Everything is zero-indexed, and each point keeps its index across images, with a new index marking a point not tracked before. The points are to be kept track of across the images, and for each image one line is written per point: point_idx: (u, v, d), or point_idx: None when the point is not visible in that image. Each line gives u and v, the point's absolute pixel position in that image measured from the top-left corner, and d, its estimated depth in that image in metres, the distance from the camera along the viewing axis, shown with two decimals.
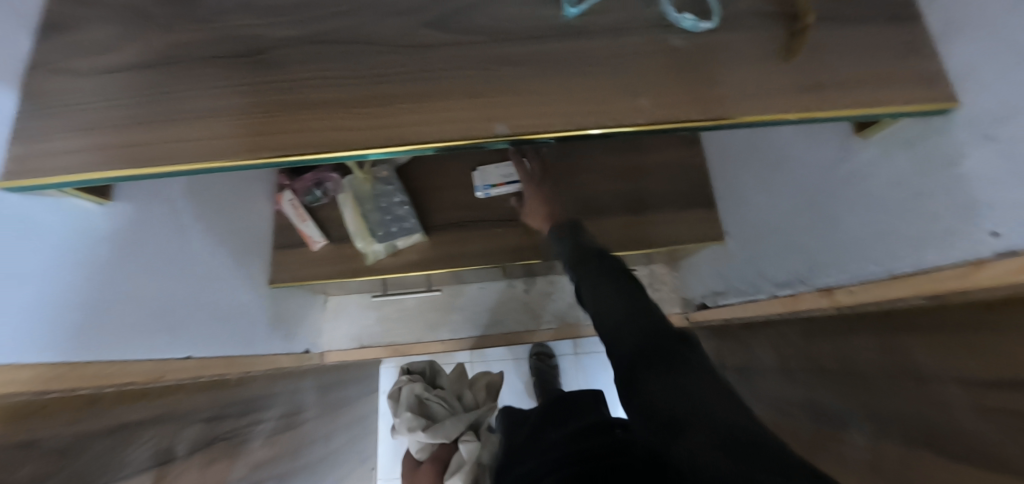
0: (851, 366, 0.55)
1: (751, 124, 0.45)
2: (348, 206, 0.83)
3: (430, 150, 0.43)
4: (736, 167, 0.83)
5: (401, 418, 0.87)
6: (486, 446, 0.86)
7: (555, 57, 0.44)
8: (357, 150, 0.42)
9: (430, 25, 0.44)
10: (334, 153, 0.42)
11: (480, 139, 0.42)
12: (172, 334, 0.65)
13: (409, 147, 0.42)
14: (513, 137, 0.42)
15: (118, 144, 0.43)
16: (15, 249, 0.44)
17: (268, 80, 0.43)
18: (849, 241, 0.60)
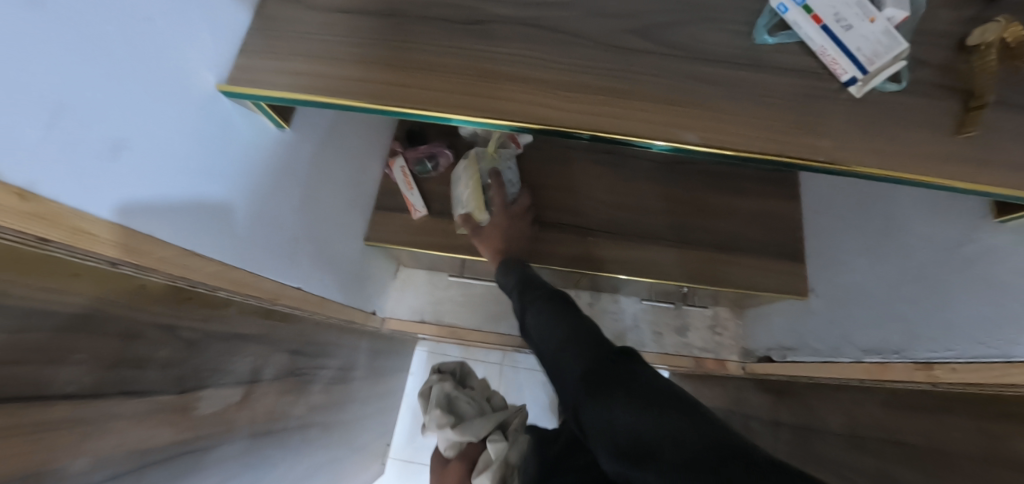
0: (936, 443, 0.52)
1: (922, 183, 0.47)
2: (461, 181, 0.87)
3: (619, 142, 0.47)
4: (844, 230, 0.84)
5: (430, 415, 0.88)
6: (514, 445, 0.78)
7: (746, 85, 0.47)
8: (556, 127, 0.45)
9: (639, 34, 0.48)
10: (534, 125, 0.46)
11: (668, 142, 0.46)
12: (291, 262, 0.69)
13: (604, 135, 0.45)
14: (700, 147, 0.46)
15: (336, 75, 0.47)
16: (216, 147, 0.48)
17: (484, 49, 0.47)
18: (957, 319, 0.60)
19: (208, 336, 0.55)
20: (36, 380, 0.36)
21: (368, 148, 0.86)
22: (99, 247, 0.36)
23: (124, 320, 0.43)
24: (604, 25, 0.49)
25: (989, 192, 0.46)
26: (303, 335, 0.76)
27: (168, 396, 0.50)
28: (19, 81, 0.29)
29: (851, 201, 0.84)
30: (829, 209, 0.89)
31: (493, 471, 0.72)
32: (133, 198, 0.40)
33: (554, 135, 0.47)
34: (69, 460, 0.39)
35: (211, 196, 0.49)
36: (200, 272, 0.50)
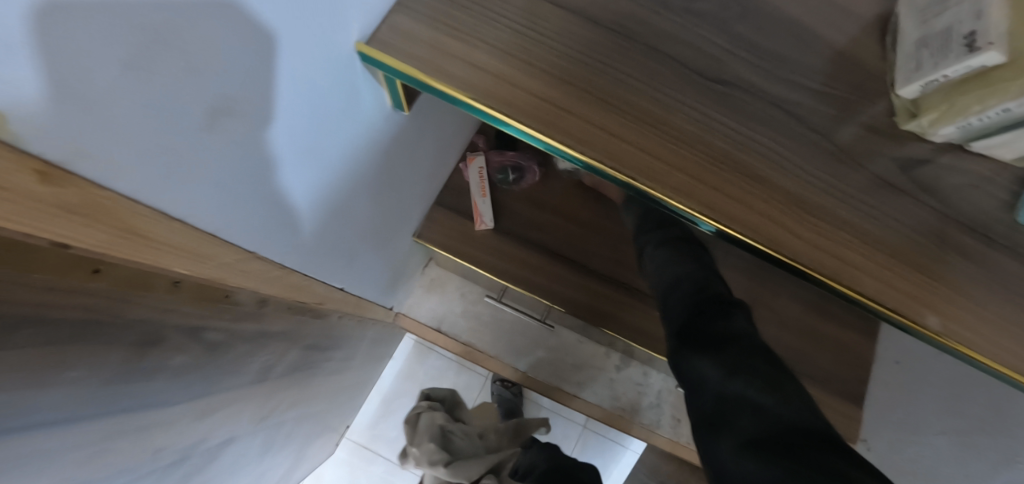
0: None
1: None
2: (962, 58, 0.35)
3: (831, 288, 0.39)
4: (922, 392, 0.75)
5: (423, 447, 0.84)
6: None
7: (987, 269, 0.39)
8: (773, 251, 0.38)
9: (884, 162, 0.40)
10: (751, 240, 0.37)
11: (896, 314, 0.39)
12: (347, 251, 0.59)
13: (819, 277, 0.38)
14: (934, 333, 0.39)
15: (524, 86, 0.36)
16: (326, 122, 0.37)
17: (712, 119, 0.38)
18: None
19: (234, 338, 0.43)
20: (33, 406, 0.24)
21: (457, 134, 0.73)
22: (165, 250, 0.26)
23: (154, 329, 0.32)
24: (855, 140, 0.40)
25: None
26: (323, 331, 0.64)
27: (170, 406, 0.39)
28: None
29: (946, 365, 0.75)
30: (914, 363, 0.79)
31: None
32: (208, 180, 0.28)
33: (764, 256, 0.39)
34: None
35: (298, 178, 0.38)
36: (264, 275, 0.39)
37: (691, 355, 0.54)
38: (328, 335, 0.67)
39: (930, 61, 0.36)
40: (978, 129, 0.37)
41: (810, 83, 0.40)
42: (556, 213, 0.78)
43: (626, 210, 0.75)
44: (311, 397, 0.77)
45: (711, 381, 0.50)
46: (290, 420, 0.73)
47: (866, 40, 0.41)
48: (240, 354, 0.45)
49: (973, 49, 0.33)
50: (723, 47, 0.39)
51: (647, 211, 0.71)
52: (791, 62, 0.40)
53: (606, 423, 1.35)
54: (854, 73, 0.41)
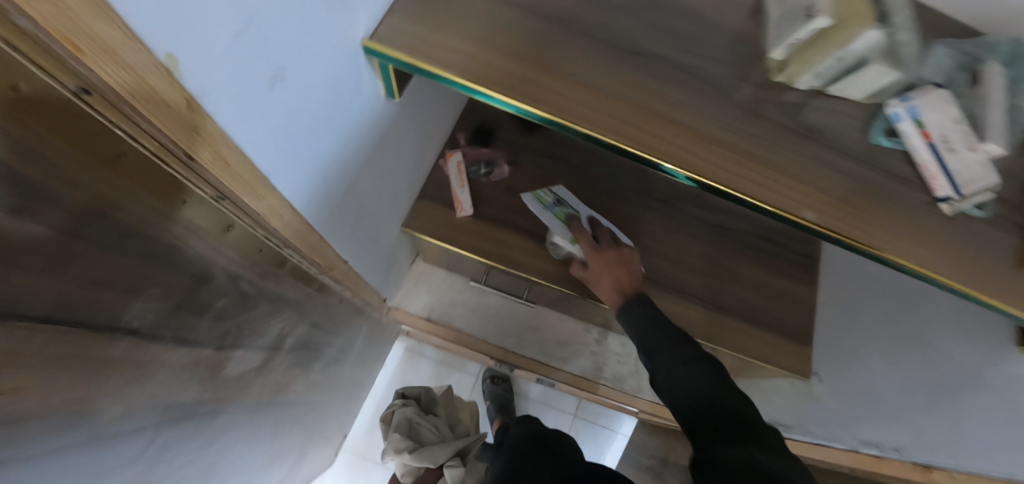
0: None
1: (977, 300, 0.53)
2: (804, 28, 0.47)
3: (743, 203, 0.51)
4: (862, 327, 0.90)
5: (391, 440, 0.99)
6: (471, 472, 0.97)
7: (854, 181, 0.52)
8: (693, 174, 0.49)
9: (768, 107, 0.53)
10: (675, 167, 0.49)
11: (791, 218, 0.50)
12: (351, 232, 0.67)
13: (730, 192, 0.49)
14: (819, 228, 0.51)
15: (492, 63, 0.47)
16: (341, 103, 0.47)
17: (635, 81, 0.50)
18: None
19: (262, 293, 0.50)
20: (105, 308, 0.31)
21: (436, 131, 0.83)
22: (227, 176, 0.36)
23: (211, 265, 0.40)
24: (745, 92, 0.52)
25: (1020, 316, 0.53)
26: (326, 309, 0.71)
27: (210, 351, 0.46)
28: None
29: (877, 300, 0.89)
30: (849, 304, 0.93)
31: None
32: (264, 132, 0.38)
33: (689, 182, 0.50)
34: (104, 395, 0.34)
35: (321, 148, 0.47)
36: (288, 228, 0.48)
37: (713, 447, 0.51)
38: (330, 316, 0.74)
39: (788, 29, 0.49)
40: (827, 75, 0.50)
41: (707, 52, 0.53)
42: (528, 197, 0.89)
43: (626, 314, 0.73)
44: (312, 385, 0.82)
45: (731, 461, 0.47)
46: (295, 406, 0.78)
47: (745, 21, 0.55)
48: (264, 311, 0.52)
49: (809, 17, 0.46)
50: (639, 29, 0.52)
51: (653, 315, 0.70)
52: (691, 39, 0.53)
53: (596, 410, 1.42)
54: (739, 44, 0.54)
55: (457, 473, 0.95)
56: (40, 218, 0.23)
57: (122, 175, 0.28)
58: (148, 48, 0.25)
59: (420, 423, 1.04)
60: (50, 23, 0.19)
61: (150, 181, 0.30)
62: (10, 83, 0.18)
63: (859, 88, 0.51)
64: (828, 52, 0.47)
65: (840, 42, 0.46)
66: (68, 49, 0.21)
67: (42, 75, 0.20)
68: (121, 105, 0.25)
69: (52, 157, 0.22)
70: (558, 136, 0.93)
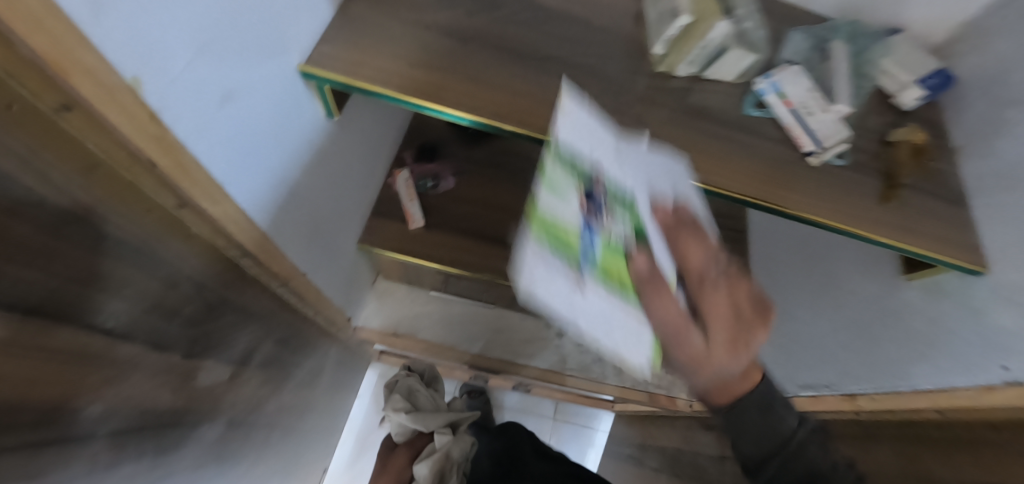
0: (923, 438, 0.60)
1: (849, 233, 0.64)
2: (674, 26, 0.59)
3: None
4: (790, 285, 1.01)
5: (390, 400, 1.00)
6: (459, 444, 0.96)
7: (733, 147, 0.63)
8: None
9: (654, 93, 0.63)
10: None
11: None
12: (305, 247, 0.72)
13: None
14: (709, 188, 0.60)
15: (415, 75, 0.55)
16: (282, 121, 0.53)
17: (538, 81, 0.59)
18: (883, 361, 0.75)
19: (224, 303, 0.54)
20: (84, 305, 0.35)
21: (381, 151, 0.90)
22: (187, 183, 0.42)
23: (175, 270, 0.44)
24: (635, 82, 0.62)
25: (885, 243, 0.64)
26: (291, 326, 0.74)
27: (178, 357, 0.49)
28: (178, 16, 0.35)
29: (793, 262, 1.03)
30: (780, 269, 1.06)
31: (434, 461, 0.92)
32: (217, 144, 0.44)
33: None
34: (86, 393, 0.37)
35: (269, 162, 0.54)
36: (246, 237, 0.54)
37: None
38: (296, 333, 0.77)
39: (660, 29, 0.61)
40: (698, 62, 0.62)
41: (599, 53, 0.63)
42: (475, 203, 0.96)
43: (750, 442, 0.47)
44: (285, 408, 0.83)
45: None
46: (268, 430, 0.79)
47: (626, 26, 0.66)
48: (228, 322, 0.56)
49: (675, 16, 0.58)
50: (540, 39, 0.61)
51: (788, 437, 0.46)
52: (582, 44, 0.63)
53: (573, 410, 1.47)
54: (625, 44, 0.65)
55: (445, 439, 0.95)
56: (27, 217, 0.28)
57: (97, 183, 0.33)
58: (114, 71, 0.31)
59: (418, 391, 1.03)
60: (42, 50, 0.25)
61: (118, 188, 0.35)
62: (7, 100, 0.24)
63: (726, 70, 0.63)
64: (693, 41, 0.58)
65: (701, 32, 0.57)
66: (54, 70, 0.27)
67: (28, 96, 0.25)
68: (94, 122, 0.31)
69: (34, 164, 0.27)
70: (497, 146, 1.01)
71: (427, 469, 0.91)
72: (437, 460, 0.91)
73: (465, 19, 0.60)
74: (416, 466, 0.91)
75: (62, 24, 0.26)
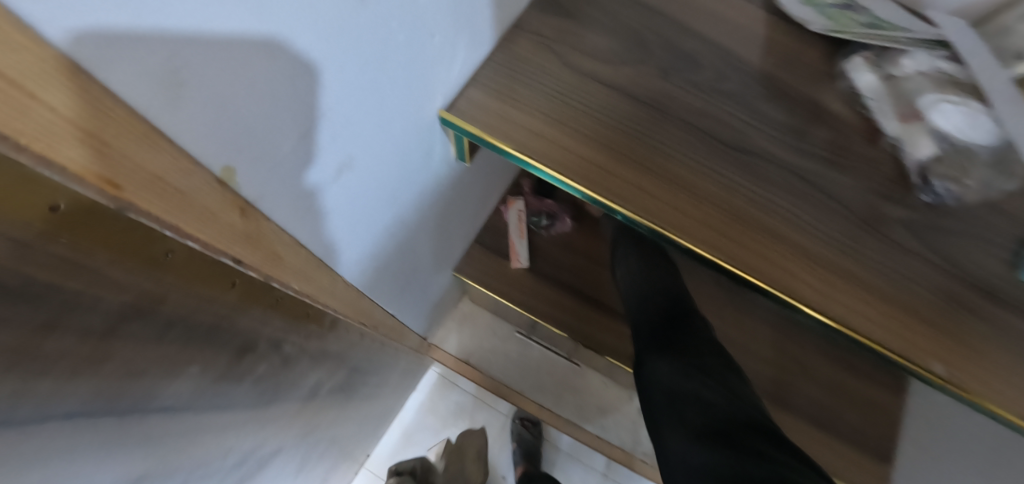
0: None
1: None
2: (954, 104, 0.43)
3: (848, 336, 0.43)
4: None
5: None
6: None
7: (998, 324, 0.43)
8: (787, 297, 0.42)
9: (896, 220, 0.44)
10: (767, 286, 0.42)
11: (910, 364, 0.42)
12: (399, 281, 0.66)
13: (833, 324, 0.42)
14: (946, 380, 0.41)
15: (572, 146, 0.44)
16: (402, 169, 0.48)
17: (730, 178, 0.44)
18: None
19: (304, 351, 0.49)
20: (145, 395, 0.29)
21: (500, 179, 0.81)
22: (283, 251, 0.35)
23: (257, 335, 0.39)
24: (868, 200, 0.44)
25: None
26: (366, 353, 0.69)
27: (244, 410, 0.44)
28: (291, 86, 0.29)
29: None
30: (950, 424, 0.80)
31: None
32: (326, 205, 0.39)
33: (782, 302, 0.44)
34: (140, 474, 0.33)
35: (371, 217, 0.49)
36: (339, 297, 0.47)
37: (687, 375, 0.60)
38: (368, 359, 0.72)
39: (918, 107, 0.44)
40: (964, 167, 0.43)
41: (823, 150, 0.46)
42: (587, 258, 0.83)
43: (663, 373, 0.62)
44: (342, 421, 0.81)
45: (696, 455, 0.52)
46: (322, 442, 0.77)
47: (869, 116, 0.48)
48: (301, 368, 0.51)
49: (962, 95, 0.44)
50: (745, 120, 0.46)
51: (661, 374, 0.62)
52: (802, 132, 0.46)
53: None
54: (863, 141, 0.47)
55: None
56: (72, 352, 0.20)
57: (173, 272, 0.25)
58: (197, 166, 0.26)
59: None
60: (73, 162, 0.17)
61: (194, 272, 0.27)
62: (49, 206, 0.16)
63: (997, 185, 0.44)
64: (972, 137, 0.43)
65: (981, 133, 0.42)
66: (95, 180, 0.18)
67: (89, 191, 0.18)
68: (165, 210, 0.23)
69: (98, 275, 0.20)
70: None
71: None
72: None
73: (651, 78, 0.47)
74: None
75: (70, 98, 0.17)
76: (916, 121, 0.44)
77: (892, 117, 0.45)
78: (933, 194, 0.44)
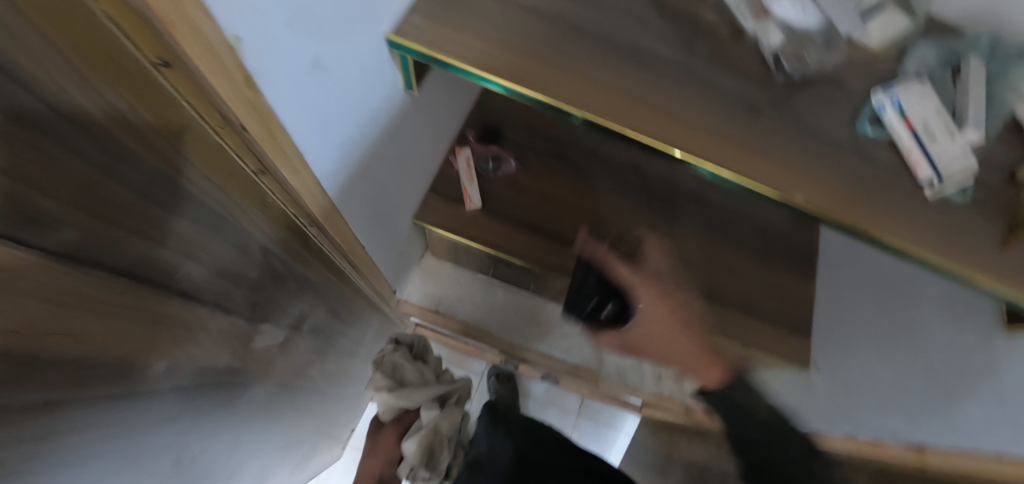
0: None
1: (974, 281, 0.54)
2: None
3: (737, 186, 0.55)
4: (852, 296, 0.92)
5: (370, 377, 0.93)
6: (447, 418, 0.95)
7: (839, 166, 0.56)
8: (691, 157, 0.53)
9: (762, 98, 0.57)
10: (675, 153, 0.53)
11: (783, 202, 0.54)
12: (369, 219, 0.72)
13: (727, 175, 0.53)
14: (807, 209, 0.54)
15: (500, 56, 0.53)
16: (367, 92, 0.53)
17: (636, 74, 0.55)
18: (960, 424, 0.64)
19: (289, 270, 0.54)
20: (165, 266, 0.35)
21: (448, 126, 0.88)
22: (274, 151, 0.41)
23: (251, 236, 0.44)
24: (738, 85, 0.57)
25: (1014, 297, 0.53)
26: (344, 294, 0.75)
27: (241, 319, 0.49)
28: None
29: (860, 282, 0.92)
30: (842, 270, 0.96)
31: (421, 436, 0.90)
32: (305, 117, 0.44)
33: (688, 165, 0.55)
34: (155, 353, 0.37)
35: (347, 131, 0.52)
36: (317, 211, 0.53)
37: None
38: (345, 302, 0.77)
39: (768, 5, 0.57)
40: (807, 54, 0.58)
41: (704, 49, 0.58)
42: (535, 193, 0.92)
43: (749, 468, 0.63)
44: (327, 372, 0.85)
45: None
46: (310, 391, 0.81)
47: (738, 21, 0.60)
48: (287, 289, 0.56)
49: None
50: (642, 30, 0.57)
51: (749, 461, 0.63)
52: (687, 37, 0.58)
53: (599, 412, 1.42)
54: (732, 42, 0.60)
55: (433, 414, 0.93)
56: (122, 178, 0.27)
57: (187, 146, 0.32)
58: None
59: (404, 366, 0.97)
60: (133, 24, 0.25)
61: (202, 153, 0.34)
62: (108, 54, 0.24)
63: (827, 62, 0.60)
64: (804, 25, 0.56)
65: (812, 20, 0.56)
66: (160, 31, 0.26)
67: (132, 52, 0.25)
68: (191, 82, 0.30)
69: (135, 123, 0.27)
70: (565, 135, 0.96)
71: (415, 447, 0.89)
72: (424, 438, 0.89)
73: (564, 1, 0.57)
74: (404, 443, 0.89)
75: None
76: (767, 16, 0.57)
77: (749, 16, 0.58)
78: (784, 73, 0.58)
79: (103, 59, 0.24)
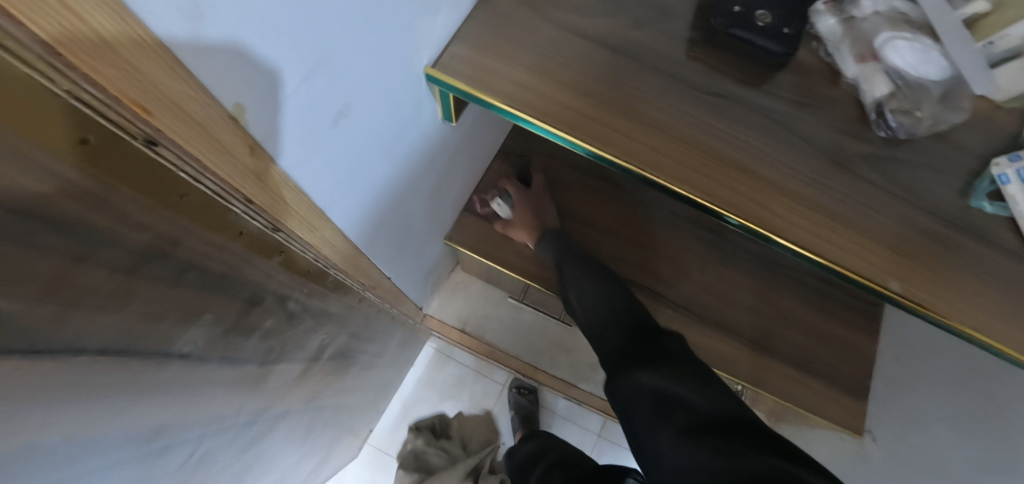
0: None
1: None
2: (913, 45, 0.48)
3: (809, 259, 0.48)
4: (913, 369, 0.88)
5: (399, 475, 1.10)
6: None
7: (943, 244, 0.47)
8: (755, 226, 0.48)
9: (853, 152, 0.49)
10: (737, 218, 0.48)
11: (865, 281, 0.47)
12: (396, 248, 0.71)
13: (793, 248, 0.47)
14: (898, 296, 0.46)
15: (557, 92, 0.50)
16: (398, 127, 0.50)
17: (701, 119, 0.50)
18: None
19: (307, 309, 0.51)
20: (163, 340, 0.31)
21: (485, 148, 0.84)
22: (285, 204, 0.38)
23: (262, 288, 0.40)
24: (829, 137, 0.50)
25: None
26: (365, 318, 0.72)
27: (252, 366, 0.46)
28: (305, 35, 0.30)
29: (909, 369, 0.88)
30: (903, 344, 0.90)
31: None
32: (326, 163, 0.41)
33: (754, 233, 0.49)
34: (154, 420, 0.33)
35: (372, 168, 0.50)
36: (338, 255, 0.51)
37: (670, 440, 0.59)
38: (367, 325, 0.74)
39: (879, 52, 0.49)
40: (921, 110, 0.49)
41: (787, 91, 0.51)
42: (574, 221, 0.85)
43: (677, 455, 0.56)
44: (347, 387, 0.84)
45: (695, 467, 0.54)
46: (325, 408, 0.78)
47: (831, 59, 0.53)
48: (307, 326, 0.53)
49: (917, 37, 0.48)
50: (715, 68, 0.51)
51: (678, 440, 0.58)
52: (768, 76, 0.52)
53: None
54: (824, 84, 0.52)
55: None
56: (102, 263, 0.22)
57: (182, 214, 0.28)
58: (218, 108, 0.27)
59: (427, 453, 1.13)
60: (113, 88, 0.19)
61: (200, 216, 0.30)
62: (75, 132, 0.19)
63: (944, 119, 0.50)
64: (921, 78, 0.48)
65: (933, 73, 0.48)
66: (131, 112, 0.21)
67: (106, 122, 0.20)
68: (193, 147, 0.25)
69: (114, 202, 0.22)
70: None
71: None
72: None
73: (629, 32, 0.52)
74: None
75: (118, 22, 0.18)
76: (876, 61, 0.49)
77: (852, 59, 0.50)
78: (887, 128, 0.49)
79: (67, 137, 0.18)
